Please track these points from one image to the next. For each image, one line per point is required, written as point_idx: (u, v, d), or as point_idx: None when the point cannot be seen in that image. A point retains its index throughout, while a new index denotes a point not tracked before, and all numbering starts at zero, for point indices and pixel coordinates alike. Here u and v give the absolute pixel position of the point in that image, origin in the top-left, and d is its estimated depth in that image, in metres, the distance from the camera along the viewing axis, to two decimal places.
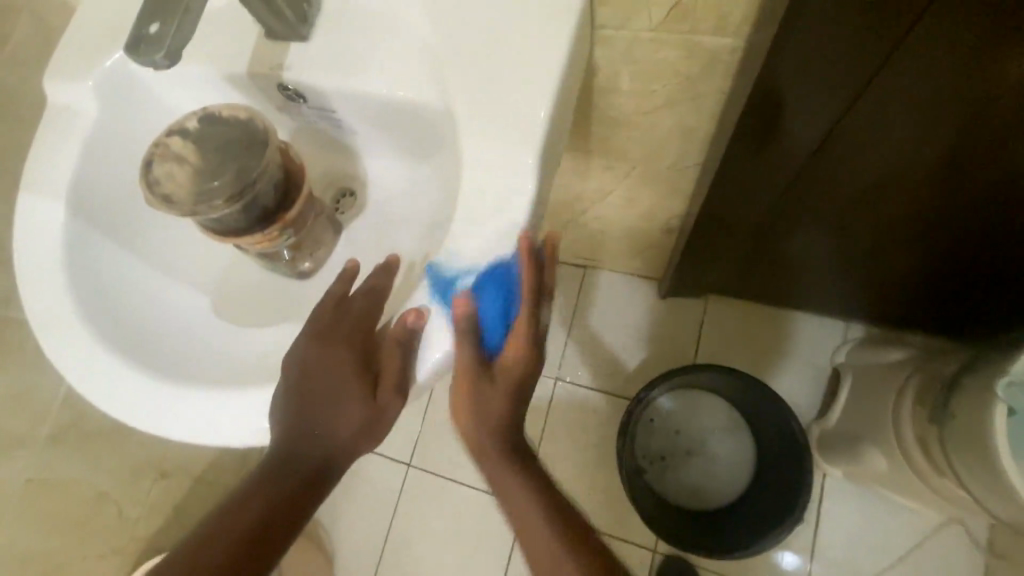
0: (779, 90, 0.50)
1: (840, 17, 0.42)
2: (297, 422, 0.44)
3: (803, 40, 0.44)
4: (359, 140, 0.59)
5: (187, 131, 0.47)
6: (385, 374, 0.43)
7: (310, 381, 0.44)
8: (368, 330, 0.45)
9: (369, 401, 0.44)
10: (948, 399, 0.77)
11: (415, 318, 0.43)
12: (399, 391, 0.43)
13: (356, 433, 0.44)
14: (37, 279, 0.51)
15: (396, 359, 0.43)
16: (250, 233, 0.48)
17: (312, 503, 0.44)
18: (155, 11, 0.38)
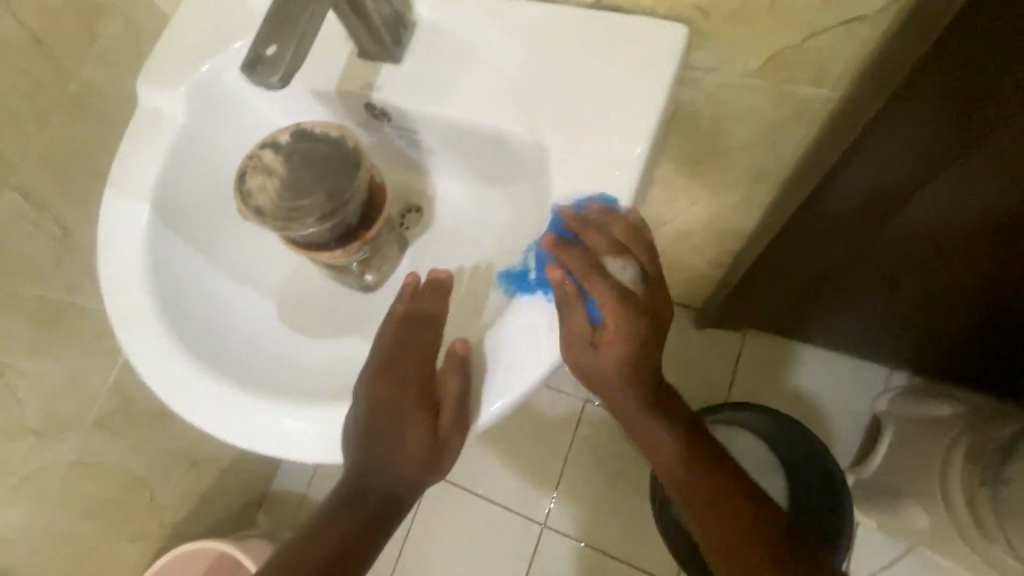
0: (871, 146, 0.49)
1: (947, 93, 0.42)
2: (365, 453, 0.44)
3: (910, 104, 0.43)
4: (432, 160, 0.60)
5: (280, 145, 0.48)
6: (447, 409, 0.44)
7: (377, 405, 0.44)
8: (427, 362, 0.46)
9: (431, 433, 0.44)
10: (1004, 464, 0.75)
11: (461, 345, 0.44)
12: (461, 427, 0.44)
13: (422, 464, 0.44)
14: (118, 276, 0.53)
15: (455, 395, 0.44)
16: (330, 249, 0.49)
17: (387, 526, 0.46)
18: (271, 34, 0.39)
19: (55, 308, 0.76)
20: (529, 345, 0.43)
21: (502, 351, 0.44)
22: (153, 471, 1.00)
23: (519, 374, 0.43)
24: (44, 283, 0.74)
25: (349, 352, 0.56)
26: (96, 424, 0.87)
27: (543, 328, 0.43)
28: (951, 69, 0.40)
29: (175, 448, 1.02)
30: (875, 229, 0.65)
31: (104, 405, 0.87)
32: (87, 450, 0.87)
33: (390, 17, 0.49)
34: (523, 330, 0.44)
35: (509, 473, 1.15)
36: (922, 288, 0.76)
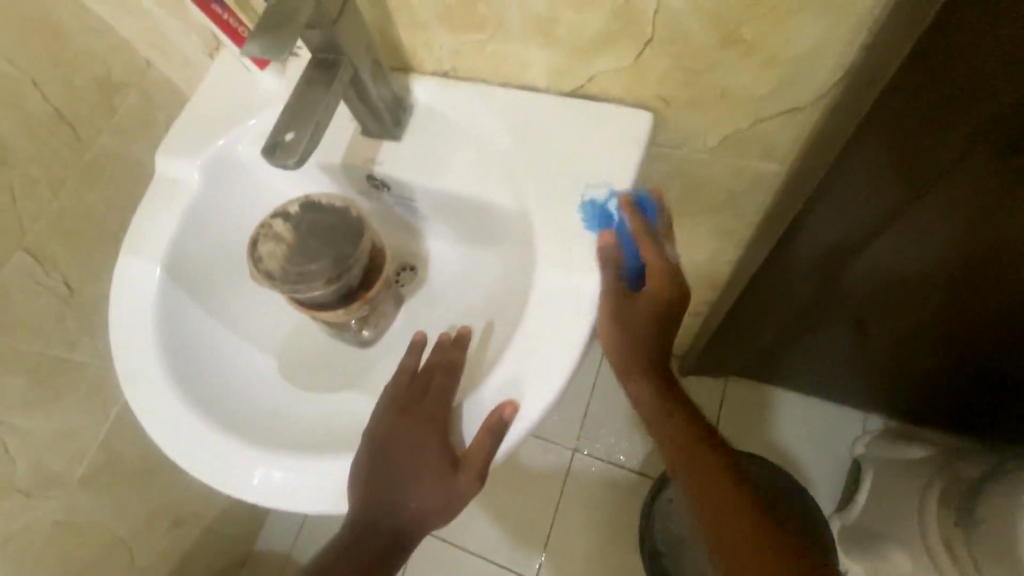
0: (820, 209, 0.56)
1: (875, 167, 0.48)
2: (378, 493, 0.47)
3: (847, 178, 0.50)
4: (426, 224, 0.65)
5: (289, 215, 0.52)
6: (469, 459, 0.46)
7: (393, 452, 0.48)
8: (448, 412, 0.49)
9: (445, 480, 0.47)
10: (975, 503, 0.79)
11: (511, 411, 0.46)
12: (479, 478, 0.46)
13: (434, 508, 0.47)
14: (129, 335, 0.56)
15: (484, 450, 0.46)
16: (334, 308, 0.53)
17: (391, 563, 0.49)
18: (290, 122, 0.45)
19: (55, 367, 0.78)
20: (531, 393, 0.47)
21: (512, 399, 0.47)
22: (135, 530, 0.98)
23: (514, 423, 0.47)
24: (45, 343, 0.76)
25: (346, 406, 0.59)
26: (83, 483, 0.87)
27: (542, 376, 0.47)
28: (875, 151, 0.46)
29: (160, 506, 1.01)
30: (834, 281, 0.71)
31: (93, 461, 0.87)
32: (71, 509, 0.86)
33: (390, 102, 0.55)
34: (523, 379, 0.47)
35: (498, 525, 1.15)
36: (884, 334, 0.82)
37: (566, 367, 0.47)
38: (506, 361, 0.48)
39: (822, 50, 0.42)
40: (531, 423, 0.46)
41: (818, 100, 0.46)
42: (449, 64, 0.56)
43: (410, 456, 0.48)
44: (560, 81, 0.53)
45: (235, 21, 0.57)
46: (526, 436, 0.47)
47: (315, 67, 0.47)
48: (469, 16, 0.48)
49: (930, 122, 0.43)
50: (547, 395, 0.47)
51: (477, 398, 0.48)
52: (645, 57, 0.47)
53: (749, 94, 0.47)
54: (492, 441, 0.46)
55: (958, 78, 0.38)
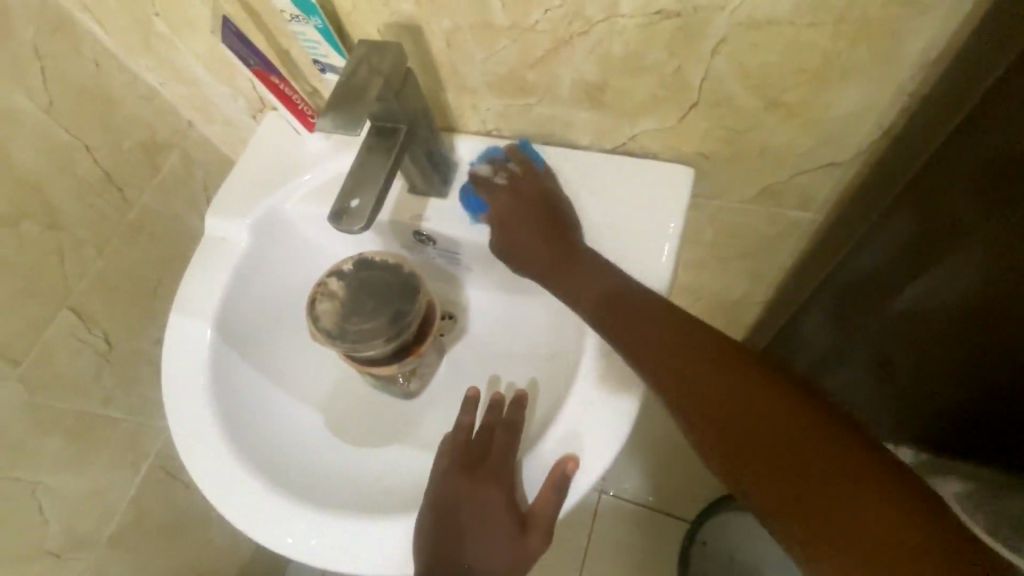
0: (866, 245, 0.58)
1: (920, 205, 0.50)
2: (446, 553, 0.46)
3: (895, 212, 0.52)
4: (467, 276, 0.66)
5: (344, 273, 0.54)
6: (536, 514, 0.46)
7: (457, 510, 0.48)
8: (510, 466, 0.49)
9: (512, 537, 0.46)
10: None
11: (574, 465, 0.46)
12: (547, 534, 0.46)
13: (500, 568, 0.47)
14: (182, 395, 0.56)
15: (550, 503, 0.46)
16: (388, 363, 0.54)
17: None
18: (354, 189, 0.47)
19: (92, 424, 0.78)
20: (592, 447, 0.47)
21: (575, 453, 0.47)
22: None
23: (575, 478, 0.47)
24: (83, 399, 0.76)
25: (397, 463, 0.59)
26: (111, 540, 0.85)
27: (604, 428, 0.48)
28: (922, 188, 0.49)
29: (185, 561, 0.99)
30: None
31: (122, 518, 0.86)
32: (99, 568, 0.84)
33: (439, 162, 0.57)
34: (582, 432, 0.48)
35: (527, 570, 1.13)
36: None
37: (626, 421, 0.48)
38: (566, 414, 0.49)
39: (863, 112, 0.44)
40: (594, 477, 0.47)
41: (857, 156, 0.48)
42: (493, 125, 0.58)
43: (475, 513, 0.47)
44: (602, 139, 0.56)
45: (290, 89, 0.58)
46: (587, 491, 0.48)
47: (374, 135, 0.49)
48: (520, 83, 0.51)
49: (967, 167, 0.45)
50: (609, 449, 0.47)
51: (537, 453, 0.48)
52: (688, 118, 0.49)
53: (789, 151, 0.50)
54: (557, 497, 0.46)
55: None
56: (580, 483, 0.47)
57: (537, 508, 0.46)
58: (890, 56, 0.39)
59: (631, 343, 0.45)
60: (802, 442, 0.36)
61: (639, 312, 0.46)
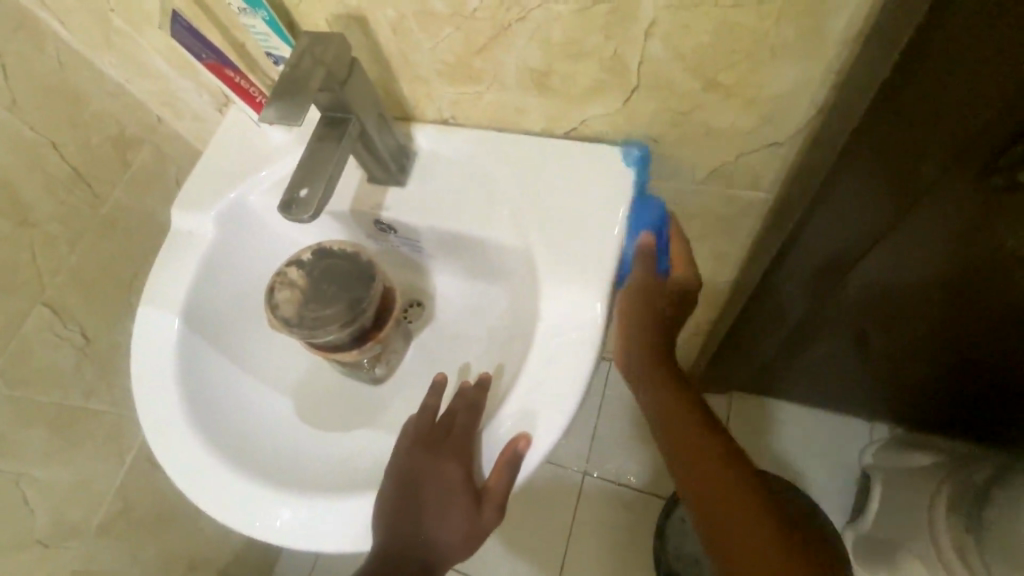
0: (812, 230, 0.57)
1: (864, 186, 0.49)
2: (404, 527, 0.48)
3: (838, 196, 0.51)
4: (432, 262, 0.68)
5: (303, 262, 0.55)
6: (490, 491, 0.48)
7: (416, 488, 0.49)
8: (468, 446, 0.50)
9: (467, 512, 0.48)
10: (983, 509, 0.84)
11: (525, 444, 0.48)
12: (500, 509, 0.48)
13: (456, 540, 0.49)
14: (150, 385, 0.58)
15: (503, 480, 0.48)
16: (348, 349, 0.55)
17: None
18: (303, 178, 0.48)
19: (73, 416, 0.80)
20: (544, 425, 0.48)
21: (526, 432, 0.49)
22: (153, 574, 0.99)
23: (523, 456, 0.48)
24: (64, 393, 0.78)
25: (364, 446, 0.60)
26: (101, 530, 0.88)
27: (555, 408, 0.49)
28: (860, 172, 0.48)
29: (176, 549, 1.02)
30: (824, 301, 0.74)
31: (110, 509, 0.88)
32: (89, 556, 0.87)
33: (395, 150, 0.58)
34: (534, 413, 0.49)
35: (513, 550, 1.15)
36: (887, 344, 0.83)
37: (575, 400, 0.49)
38: (517, 394, 0.50)
39: (798, 92, 0.45)
40: (543, 454, 0.48)
41: (799, 135, 0.49)
42: (449, 112, 0.59)
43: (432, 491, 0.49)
44: (555, 125, 0.56)
45: (246, 83, 0.59)
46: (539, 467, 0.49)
47: (324, 125, 0.50)
48: (468, 70, 0.52)
49: (898, 150, 0.45)
50: (557, 427, 0.48)
51: (491, 433, 0.50)
52: (633, 101, 0.50)
53: (733, 132, 0.50)
54: (506, 473, 0.48)
55: (921, 114, 0.41)
56: (529, 460, 0.48)
57: (489, 486, 0.48)
58: (818, 35, 0.40)
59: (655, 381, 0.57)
60: (727, 484, 0.51)
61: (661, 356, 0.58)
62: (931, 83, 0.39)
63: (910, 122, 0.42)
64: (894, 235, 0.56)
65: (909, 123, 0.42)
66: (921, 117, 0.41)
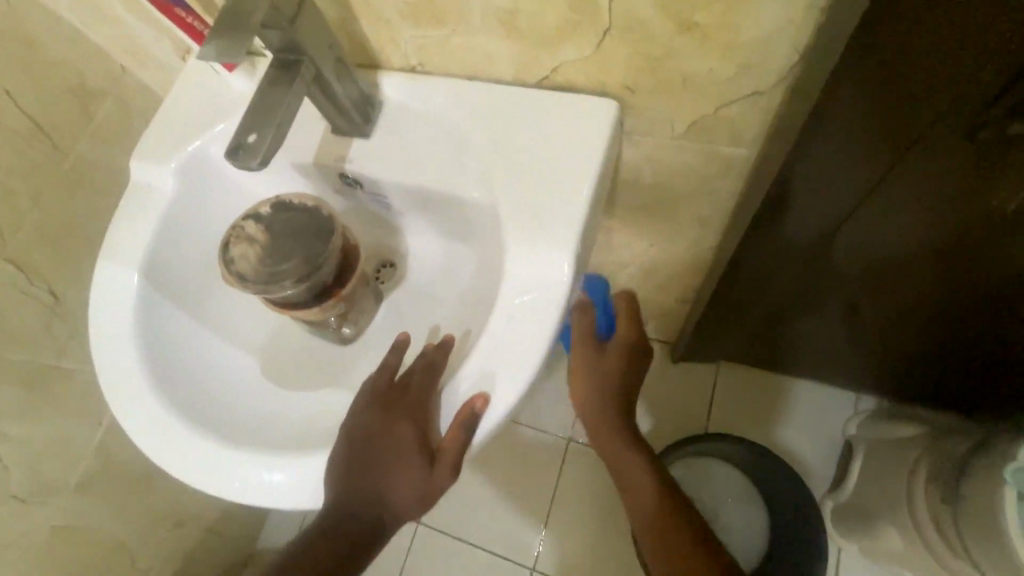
0: (796, 187, 0.55)
1: (851, 136, 0.47)
2: (356, 484, 0.47)
3: (823, 148, 0.49)
4: (403, 221, 0.66)
5: (260, 216, 0.52)
6: (444, 451, 0.47)
7: (370, 447, 0.48)
8: (425, 406, 0.49)
9: (422, 472, 0.48)
10: (960, 482, 0.80)
11: (483, 403, 0.47)
12: (453, 468, 0.47)
13: (410, 498, 0.48)
14: (107, 341, 0.57)
15: (457, 441, 0.47)
16: (308, 307, 0.53)
17: (369, 551, 0.50)
18: (252, 124, 0.45)
19: (45, 375, 0.79)
20: (503, 385, 0.47)
21: (484, 391, 0.47)
22: (136, 532, 1.00)
23: (479, 416, 0.47)
24: (34, 350, 0.76)
25: (327, 404, 0.59)
26: (80, 488, 0.88)
27: (516, 367, 0.47)
28: (845, 119, 0.45)
29: (159, 508, 1.03)
30: (810, 266, 0.71)
31: (88, 468, 0.88)
32: (69, 512, 0.87)
33: (358, 99, 0.55)
34: (495, 372, 0.48)
35: (495, 515, 1.16)
36: (875, 313, 0.81)
37: (537, 359, 0.47)
38: (477, 353, 0.49)
39: (779, 33, 0.42)
40: (501, 415, 0.47)
41: (781, 83, 0.46)
42: (416, 59, 0.56)
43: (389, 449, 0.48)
44: (527, 73, 0.53)
45: (199, 23, 0.59)
46: (497, 428, 0.47)
47: (276, 68, 0.47)
48: (432, 10, 0.48)
49: (886, 95, 0.42)
50: (516, 387, 0.47)
51: (448, 392, 0.48)
52: (606, 45, 0.47)
53: (711, 80, 0.47)
54: (463, 433, 0.47)
55: (911, 52, 0.38)
56: (485, 420, 0.47)
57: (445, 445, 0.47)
58: None
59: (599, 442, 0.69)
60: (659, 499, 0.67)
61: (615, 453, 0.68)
62: (922, 16, 0.36)
63: (899, 61, 0.39)
64: (883, 195, 0.54)
65: (898, 64, 0.39)
66: (911, 57, 0.38)
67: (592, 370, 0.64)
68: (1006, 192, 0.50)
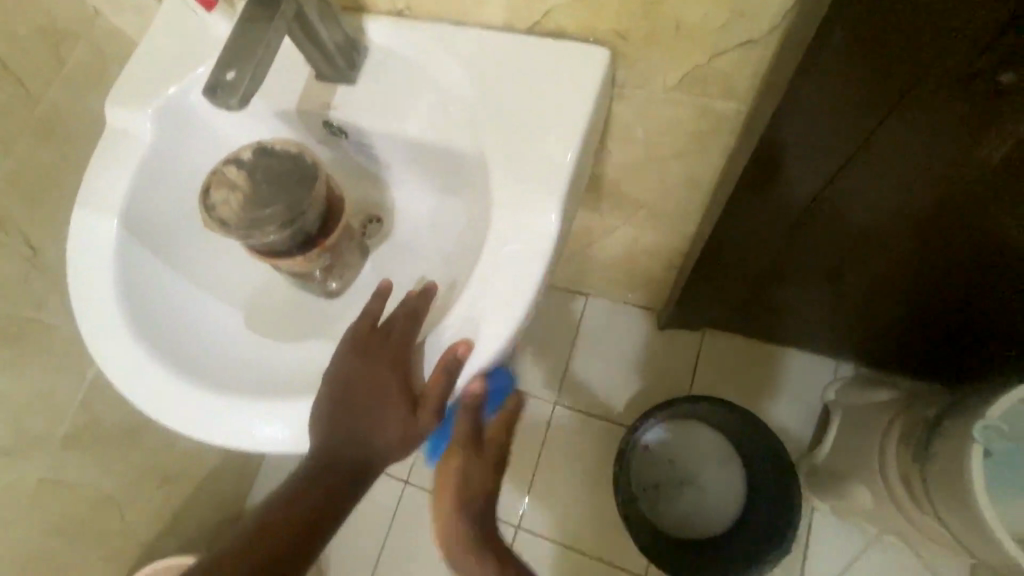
0: (783, 146, 0.54)
1: (840, 88, 0.46)
2: (339, 431, 0.48)
3: (810, 103, 0.48)
4: (391, 174, 0.65)
5: (242, 162, 0.51)
6: (427, 395, 0.48)
7: (352, 392, 0.48)
8: (408, 353, 0.50)
9: (404, 416, 0.48)
10: (931, 441, 0.83)
11: (465, 349, 0.47)
12: (437, 413, 0.48)
13: (392, 443, 0.48)
14: (88, 288, 0.56)
15: (441, 385, 0.47)
16: (292, 256, 0.52)
17: (348, 502, 0.48)
18: (230, 61, 0.44)
19: (25, 329, 0.78)
20: (486, 333, 0.48)
21: (465, 339, 0.48)
22: (125, 488, 1.01)
23: (457, 365, 0.47)
24: (13, 303, 0.75)
25: (312, 355, 0.58)
26: (65, 443, 0.88)
27: (501, 316, 0.48)
28: (834, 71, 0.45)
29: (146, 465, 1.04)
30: (798, 229, 0.71)
31: (73, 423, 0.88)
32: (55, 466, 0.88)
33: (342, 42, 0.53)
34: (479, 320, 0.48)
35: None
36: (859, 279, 0.82)
37: (523, 307, 0.48)
38: (463, 302, 0.49)
39: None
40: (482, 364, 0.47)
41: (775, 30, 0.46)
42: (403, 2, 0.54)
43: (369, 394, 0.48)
44: (518, 17, 0.52)
45: None
46: (480, 375, 0.48)
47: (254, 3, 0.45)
48: None
49: (876, 45, 0.41)
50: (497, 336, 0.47)
51: (433, 339, 0.49)
52: None
53: (704, 26, 0.47)
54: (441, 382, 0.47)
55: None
56: (463, 368, 0.47)
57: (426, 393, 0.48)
58: None
59: (438, 521, 0.60)
60: None
61: (469, 545, 0.60)
62: None
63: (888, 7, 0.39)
64: (874, 151, 0.53)
65: (888, 9, 0.39)
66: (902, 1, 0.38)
67: (453, 466, 0.57)
68: (1000, 144, 0.50)
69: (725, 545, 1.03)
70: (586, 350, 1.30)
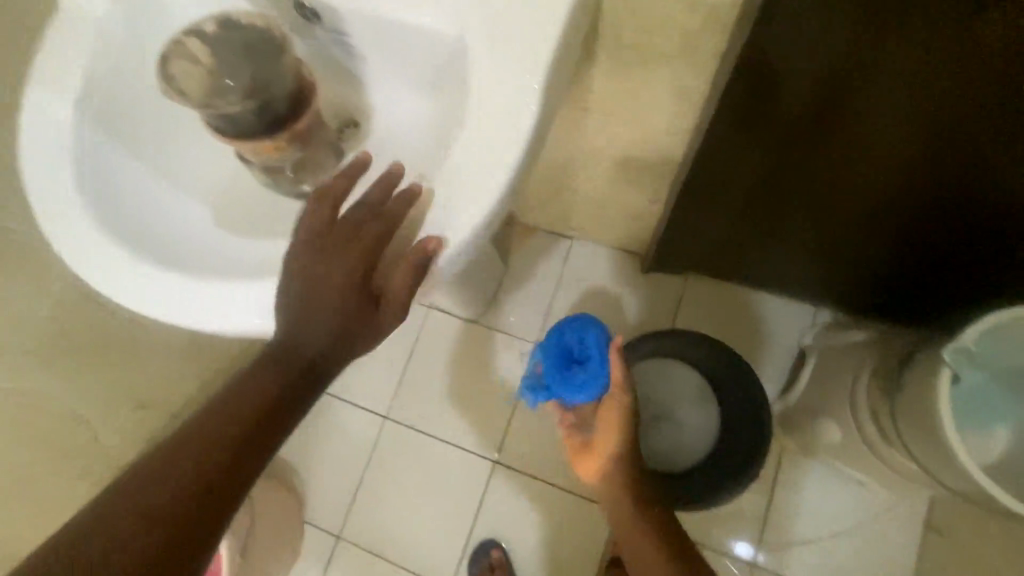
0: (772, 49, 0.54)
1: None
2: (301, 321, 0.48)
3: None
4: (367, 71, 0.61)
5: (203, 34, 0.49)
6: (392, 293, 0.48)
7: (315, 283, 0.48)
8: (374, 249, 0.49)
9: (366, 311, 0.49)
10: (902, 374, 0.84)
11: (436, 246, 0.47)
12: (401, 310, 0.49)
13: (355, 337, 0.49)
14: (45, 173, 0.53)
15: (407, 283, 0.47)
16: (258, 139, 0.49)
17: (311, 392, 0.50)
18: None
19: None
20: (458, 219, 0.47)
21: (437, 228, 0.48)
22: (95, 409, 1.01)
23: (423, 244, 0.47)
24: None
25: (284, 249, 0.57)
26: None
27: (474, 201, 0.47)
28: None
29: (118, 388, 1.04)
30: (785, 150, 0.70)
31: None
32: None
33: None
34: (450, 207, 0.48)
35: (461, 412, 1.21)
36: (845, 212, 0.81)
37: (498, 191, 0.47)
38: (439, 187, 0.49)
39: None
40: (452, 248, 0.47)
41: None
42: None
43: (334, 283, 0.48)
44: None
45: None
46: (451, 264, 0.48)
47: None
48: None
49: None
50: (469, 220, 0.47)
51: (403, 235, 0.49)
52: None
53: None
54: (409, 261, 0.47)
55: None
56: (430, 250, 0.47)
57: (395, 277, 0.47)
58: None
59: None
60: None
61: None
62: None
63: None
64: (865, 51, 0.51)
65: None
66: None
67: None
68: (997, 34, 0.47)
69: (696, 478, 1.06)
70: (569, 292, 1.30)
